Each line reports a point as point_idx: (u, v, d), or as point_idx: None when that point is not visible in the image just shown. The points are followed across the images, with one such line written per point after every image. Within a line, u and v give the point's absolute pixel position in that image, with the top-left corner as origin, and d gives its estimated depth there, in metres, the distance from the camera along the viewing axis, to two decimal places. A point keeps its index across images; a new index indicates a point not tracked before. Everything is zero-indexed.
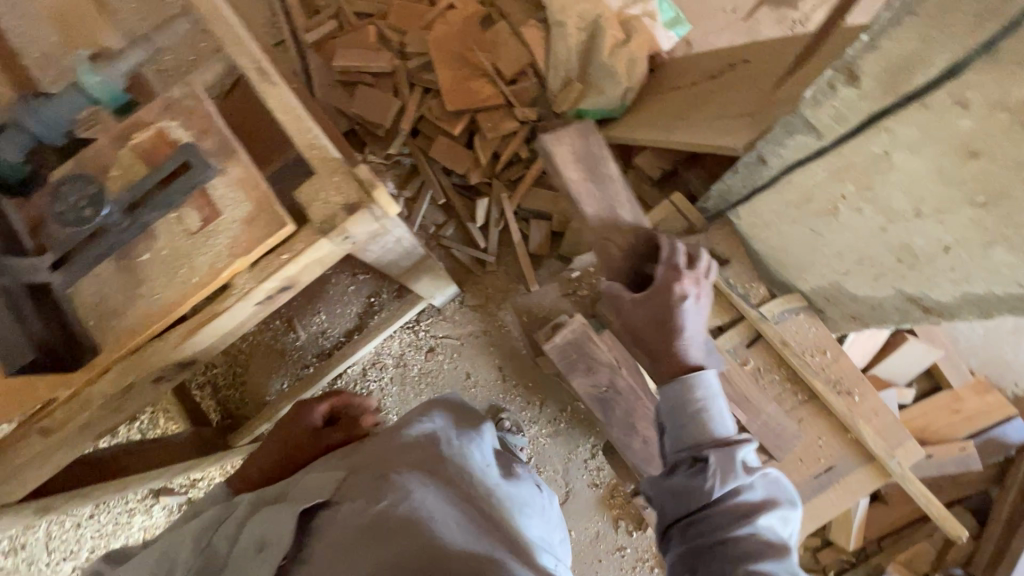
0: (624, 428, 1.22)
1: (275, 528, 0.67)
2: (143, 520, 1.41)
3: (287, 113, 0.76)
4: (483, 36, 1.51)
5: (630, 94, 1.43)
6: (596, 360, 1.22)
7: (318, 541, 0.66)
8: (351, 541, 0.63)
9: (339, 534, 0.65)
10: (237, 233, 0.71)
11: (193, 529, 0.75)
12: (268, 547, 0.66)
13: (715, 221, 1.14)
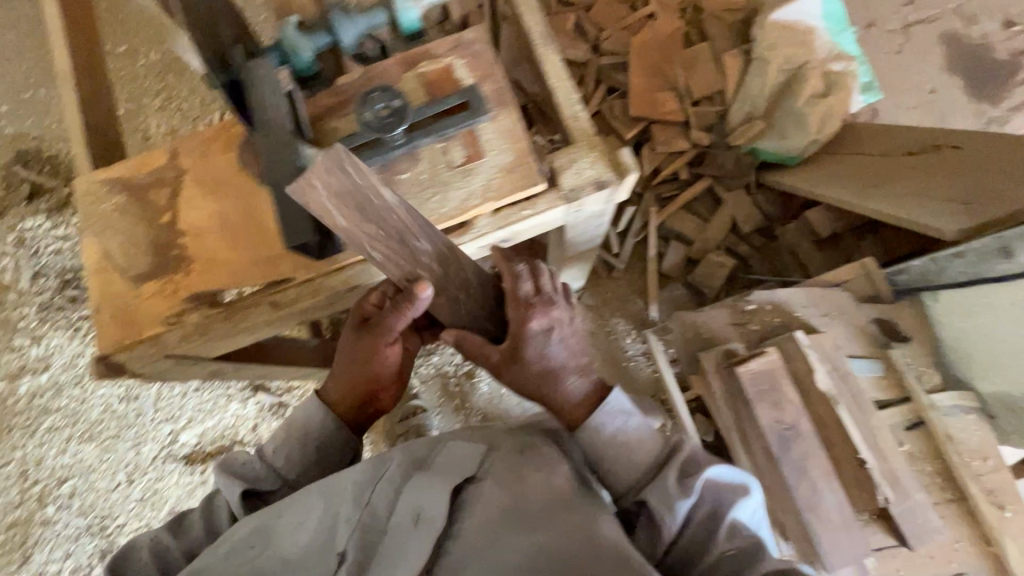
0: (796, 471, 1.00)
1: (428, 501, 0.70)
2: (236, 409, 1.41)
3: (560, 82, 0.80)
4: (680, 53, 1.53)
5: (813, 146, 1.41)
6: (785, 395, 1.03)
7: (469, 519, 0.69)
8: (506, 524, 0.66)
9: (493, 514, 0.68)
10: (494, 178, 0.75)
11: (335, 490, 0.74)
12: (422, 521, 0.68)
13: (905, 297, 1.18)
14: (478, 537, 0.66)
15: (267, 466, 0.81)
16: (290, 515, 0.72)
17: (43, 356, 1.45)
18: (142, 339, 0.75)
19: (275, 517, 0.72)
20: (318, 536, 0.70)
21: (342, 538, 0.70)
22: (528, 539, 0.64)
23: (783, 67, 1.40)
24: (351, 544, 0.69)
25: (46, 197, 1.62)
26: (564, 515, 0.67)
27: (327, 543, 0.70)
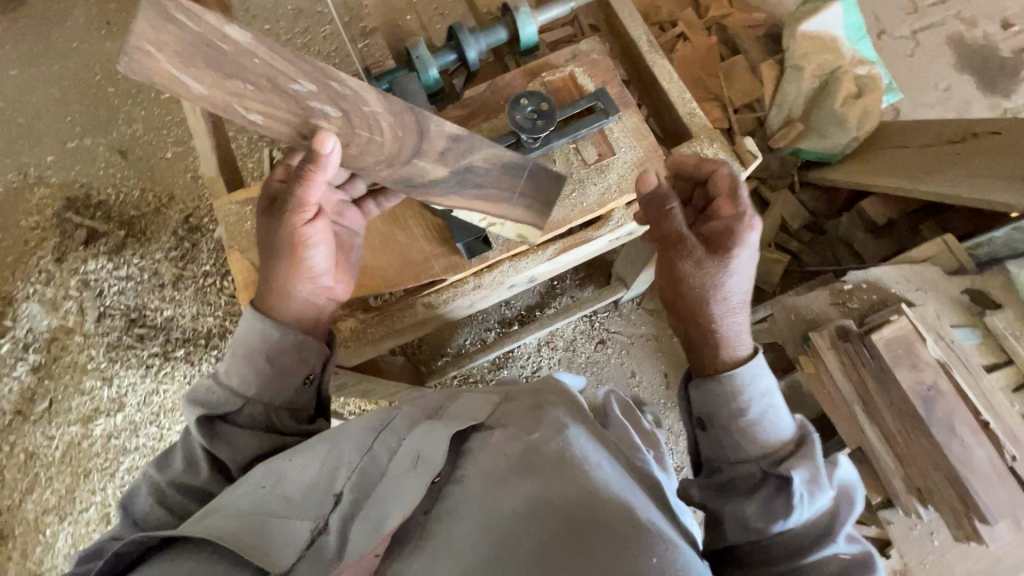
0: (944, 431, 1.05)
1: (429, 445, 0.65)
2: None
3: (672, 83, 0.87)
4: (717, 67, 1.64)
5: (854, 143, 1.50)
6: (921, 358, 1.09)
7: (471, 464, 0.66)
8: (517, 471, 0.64)
9: (500, 460, 0.65)
10: (627, 172, 0.82)
11: (339, 440, 0.68)
12: (423, 463, 0.63)
13: (987, 269, 1.22)
14: (479, 480, 0.64)
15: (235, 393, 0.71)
16: (299, 459, 0.66)
17: (116, 396, 1.44)
18: None
19: (286, 463, 0.65)
20: (315, 489, 0.63)
21: (343, 478, 0.64)
22: (525, 487, 0.61)
23: (817, 73, 1.52)
24: (351, 483, 0.63)
25: (104, 240, 1.59)
26: (577, 461, 0.65)
27: (329, 484, 0.63)
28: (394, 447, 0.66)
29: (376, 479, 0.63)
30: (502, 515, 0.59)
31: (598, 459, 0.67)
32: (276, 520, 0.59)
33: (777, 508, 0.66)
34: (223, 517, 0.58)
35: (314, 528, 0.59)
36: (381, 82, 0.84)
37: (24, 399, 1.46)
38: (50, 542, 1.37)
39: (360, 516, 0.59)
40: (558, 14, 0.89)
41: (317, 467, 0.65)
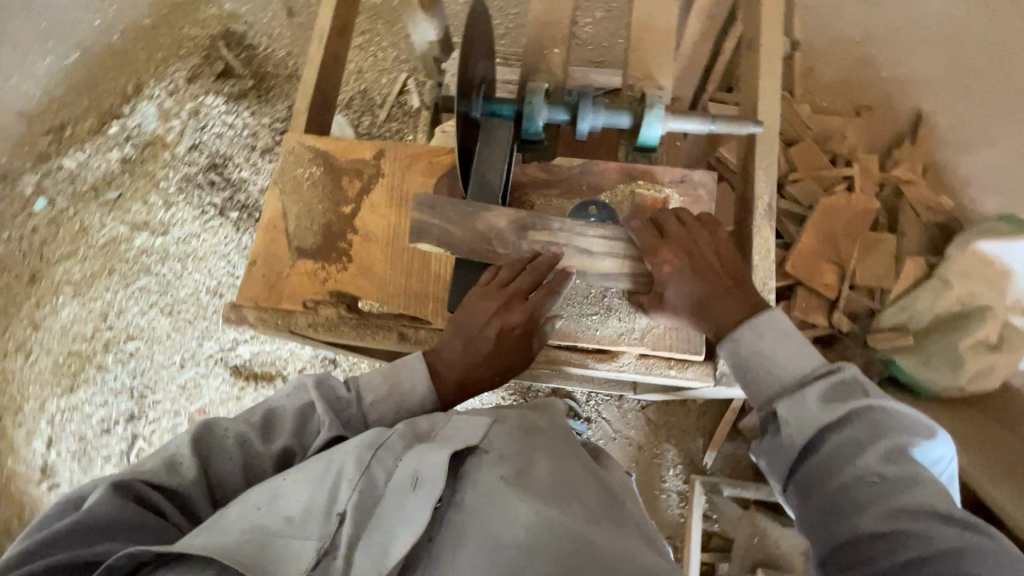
0: None
1: (428, 463, 0.57)
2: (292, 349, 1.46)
3: None
4: (862, 233, 1.44)
5: (954, 391, 1.31)
6: None
7: (471, 491, 0.58)
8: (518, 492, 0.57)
9: (496, 485, 0.58)
10: (657, 326, 0.77)
11: (337, 453, 0.59)
12: (423, 486, 0.56)
13: None
14: (478, 513, 0.56)
15: (359, 413, 0.68)
16: (296, 477, 0.57)
17: (166, 221, 1.55)
18: (277, 308, 0.78)
19: (281, 483, 0.57)
20: (317, 505, 0.54)
21: (345, 494, 0.55)
22: (527, 509, 0.55)
23: (963, 299, 1.31)
24: (354, 499, 0.55)
25: (232, 83, 1.69)
26: (572, 501, 0.59)
27: (328, 502, 0.55)
28: (398, 474, 0.57)
29: (380, 512, 0.55)
30: (505, 551, 0.53)
31: (604, 529, 0.58)
32: (280, 542, 0.52)
33: (820, 486, 0.60)
34: (225, 532, 0.51)
35: (319, 549, 0.52)
36: (483, 105, 0.79)
37: (102, 181, 1.62)
38: (56, 308, 1.50)
39: (366, 539, 0.53)
40: (694, 129, 0.80)
41: (313, 483, 0.56)
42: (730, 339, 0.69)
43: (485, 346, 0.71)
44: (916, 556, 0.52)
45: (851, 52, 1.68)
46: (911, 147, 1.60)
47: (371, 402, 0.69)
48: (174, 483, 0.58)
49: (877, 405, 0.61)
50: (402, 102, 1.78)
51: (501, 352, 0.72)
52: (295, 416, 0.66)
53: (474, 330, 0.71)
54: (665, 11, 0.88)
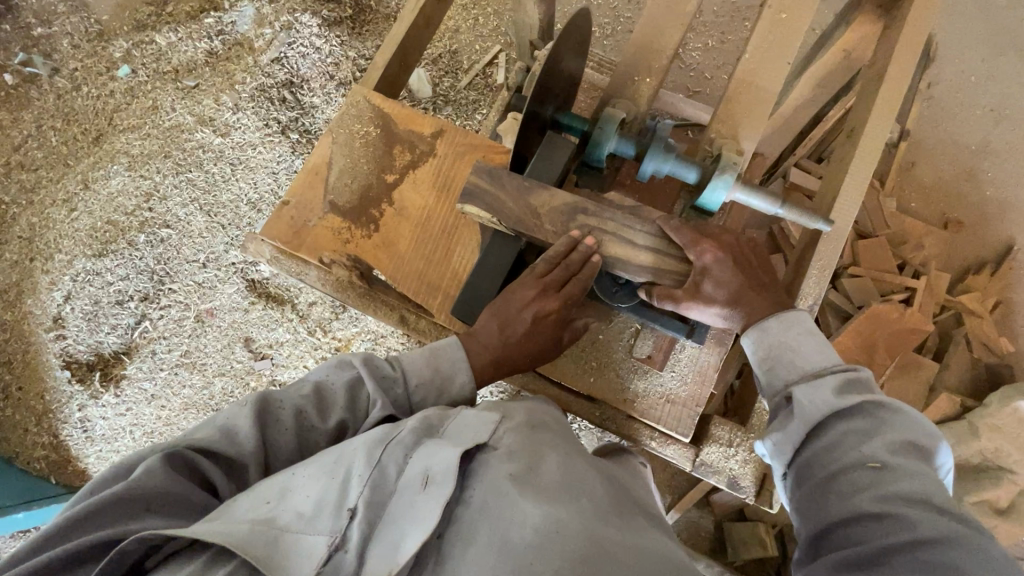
0: None
1: (436, 460, 0.55)
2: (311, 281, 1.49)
3: None
4: (902, 353, 1.36)
5: None
6: None
7: (478, 488, 0.55)
8: (522, 489, 0.54)
9: (501, 480, 0.55)
10: (652, 394, 0.74)
11: (345, 449, 0.58)
12: (433, 485, 0.53)
13: None
14: (484, 507, 0.54)
15: (403, 393, 0.67)
16: (303, 473, 0.56)
17: (230, 123, 1.58)
18: (294, 255, 0.78)
19: (291, 477, 0.56)
20: (327, 501, 0.53)
21: (355, 491, 0.54)
22: (537, 510, 0.52)
23: (983, 453, 1.25)
24: (365, 496, 0.53)
25: (331, 6, 1.68)
26: (580, 498, 0.55)
27: (339, 498, 0.53)
28: (409, 472, 0.55)
29: (393, 511, 0.53)
30: (516, 546, 0.50)
31: (622, 536, 0.53)
32: (290, 536, 0.51)
33: (824, 468, 0.57)
34: (236, 520, 0.51)
35: (330, 544, 0.50)
36: (558, 114, 0.79)
37: (184, 67, 1.66)
38: (108, 175, 1.56)
39: (378, 540, 0.51)
40: (760, 207, 0.76)
41: (328, 474, 0.55)
42: (756, 329, 0.68)
43: (519, 325, 0.68)
44: (906, 538, 0.48)
45: (960, 160, 1.57)
46: (988, 279, 1.50)
47: (414, 382, 0.68)
48: (227, 451, 0.59)
49: (894, 402, 0.59)
50: (487, 74, 1.75)
51: (535, 334, 0.69)
52: (345, 392, 0.66)
53: (508, 309, 0.69)
54: (774, 73, 0.83)
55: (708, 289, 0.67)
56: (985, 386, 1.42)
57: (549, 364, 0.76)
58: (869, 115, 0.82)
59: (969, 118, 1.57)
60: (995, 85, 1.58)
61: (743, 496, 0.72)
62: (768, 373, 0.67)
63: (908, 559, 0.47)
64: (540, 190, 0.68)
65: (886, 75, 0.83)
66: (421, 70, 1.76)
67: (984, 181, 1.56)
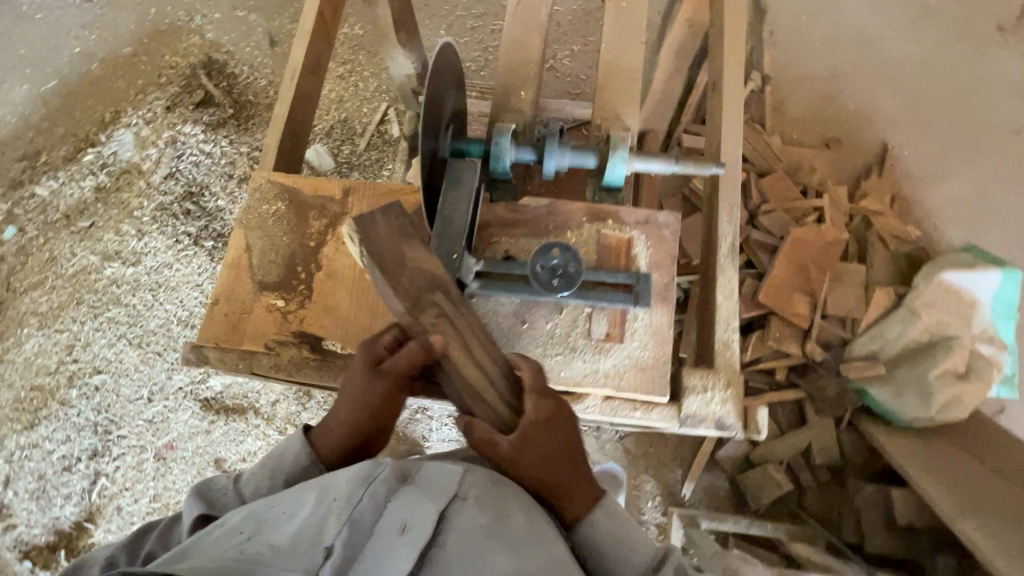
0: None
1: (413, 511, 0.58)
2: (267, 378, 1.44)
3: (728, 301, 0.77)
4: (831, 266, 1.46)
5: (926, 421, 1.31)
6: None
7: (451, 534, 0.58)
8: (495, 544, 0.58)
9: (474, 533, 0.58)
10: (624, 371, 0.73)
11: (329, 485, 0.60)
12: (410, 532, 0.57)
13: None
14: (454, 556, 0.56)
15: (236, 499, 0.69)
16: (288, 505, 0.60)
17: (138, 251, 1.53)
18: (238, 349, 0.76)
19: (272, 511, 0.60)
20: (304, 534, 0.56)
21: (332, 531, 0.56)
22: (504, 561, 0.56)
23: (930, 329, 1.34)
24: (342, 536, 0.56)
25: (211, 110, 1.74)
26: (538, 548, 0.59)
27: (318, 534, 0.56)
28: (382, 523, 0.57)
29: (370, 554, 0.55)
30: None
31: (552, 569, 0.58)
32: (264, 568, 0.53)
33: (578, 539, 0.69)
34: (210, 556, 0.54)
35: None
36: (451, 146, 0.83)
37: (75, 209, 1.62)
38: (19, 340, 1.45)
39: None
40: (658, 171, 0.81)
41: (313, 513, 0.58)
42: (584, 522, 0.67)
43: (361, 407, 0.66)
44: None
45: (818, 87, 1.75)
46: (879, 180, 1.65)
47: (246, 488, 0.69)
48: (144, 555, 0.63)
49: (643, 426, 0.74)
50: (382, 131, 1.80)
51: (385, 406, 0.66)
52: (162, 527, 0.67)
53: (350, 395, 0.66)
54: (633, 53, 0.91)
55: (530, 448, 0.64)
56: (913, 271, 1.54)
57: None
58: (726, 65, 0.91)
59: (812, 50, 1.76)
60: (822, 18, 1.78)
61: (733, 434, 0.72)
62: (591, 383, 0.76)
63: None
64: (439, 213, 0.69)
65: (724, 29, 0.93)
66: (318, 146, 1.78)
67: (843, 99, 1.74)
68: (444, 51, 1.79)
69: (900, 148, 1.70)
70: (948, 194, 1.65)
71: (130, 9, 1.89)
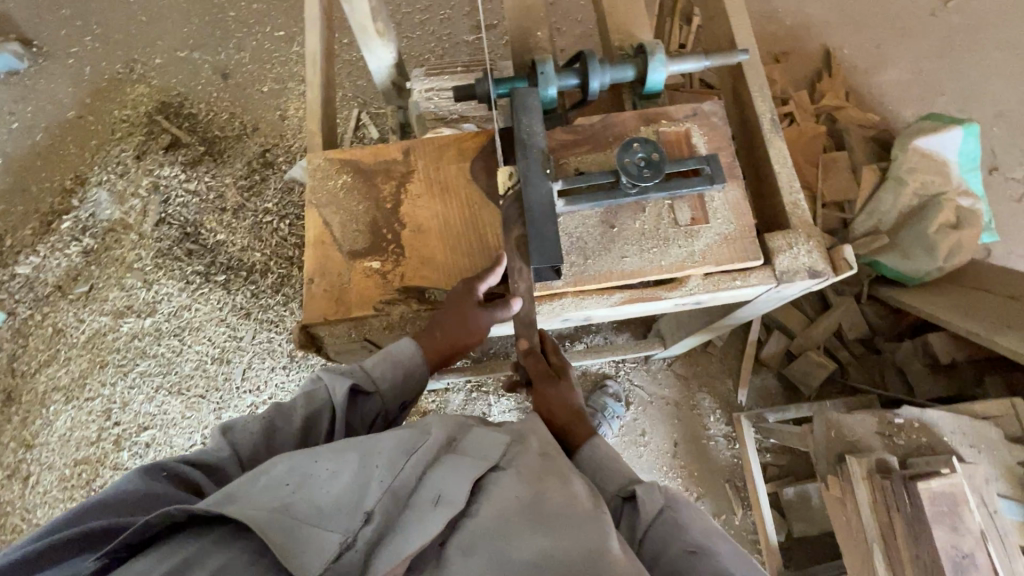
0: None
1: (449, 483, 0.57)
2: None
3: (784, 168, 0.84)
4: (819, 156, 1.61)
5: (936, 272, 1.44)
6: (998, 524, 0.95)
7: (486, 504, 0.57)
8: (527, 519, 0.56)
9: (510, 506, 0.57)
10: (717, 246, 0.78)
11: (371, 452, 0.59)
12: (443, 505, 0.55)
13: None
14: (487, 527, 0.55)
15: (366, 377, 0.73)
16: (328, 463, 0.57)
17: (151, 301, 1.51)
18: (348, 318, 0.77)
19: (311, 463, 0.57)
20: (344, 501, 0.54)
21: (373, 496, 0.55)
22: (540, 540, 0.55)
23: (918, 192, 1.47)
24: (382, 504, 0.55)
25: (184, 150, 1.64)
26: (567, 524, 0.57)
27: (357, 500, 0.55)
28: (416, 496, 0.56)
29: (403, 523, 0.54)
30: (513, 563, 0.53)
31: (586, 535, 0.57)
32: (306, 528, 0.52)
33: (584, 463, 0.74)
34: (256, 507, 0.52)
35: (341, 543, 0.52)
36: (499, 87, 0.85)
37: (67, 277, 1.55)
38: (49, 420, 1.44)
39: (385, 549, 0.52)
40: (691, 68, 0.87)
41: (352, 480, 0.56)
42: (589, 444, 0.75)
43: (454, 324, 0.74)
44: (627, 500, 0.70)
45: (756, 11, 1.89)
46: (831, 79, 1.79)
47: (376, 371, 0.73)
48: (247, 466, 0.65)
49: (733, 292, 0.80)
50: (361, 135, 1.76)
51: (474, 329, 0.73)
52: (301, 396, 0.70)
53: (453, 309, 0.74)
54: None
55: (557, 393, 0.76)
56: (885, 150, 1.68)
57: (622, 273, 0.77)
58: None
59: None
60: None
61: (826, 278, 0.79)
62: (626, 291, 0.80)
63: (700, 567, 0.62)
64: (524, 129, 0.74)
65: None
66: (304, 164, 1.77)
67: (782, 15, 1.88)
68: (402, 48, 1.80)
69: (840, 48, 1.85)
70: (893, 79, 1.82)
71: (64, 72, 1.76)
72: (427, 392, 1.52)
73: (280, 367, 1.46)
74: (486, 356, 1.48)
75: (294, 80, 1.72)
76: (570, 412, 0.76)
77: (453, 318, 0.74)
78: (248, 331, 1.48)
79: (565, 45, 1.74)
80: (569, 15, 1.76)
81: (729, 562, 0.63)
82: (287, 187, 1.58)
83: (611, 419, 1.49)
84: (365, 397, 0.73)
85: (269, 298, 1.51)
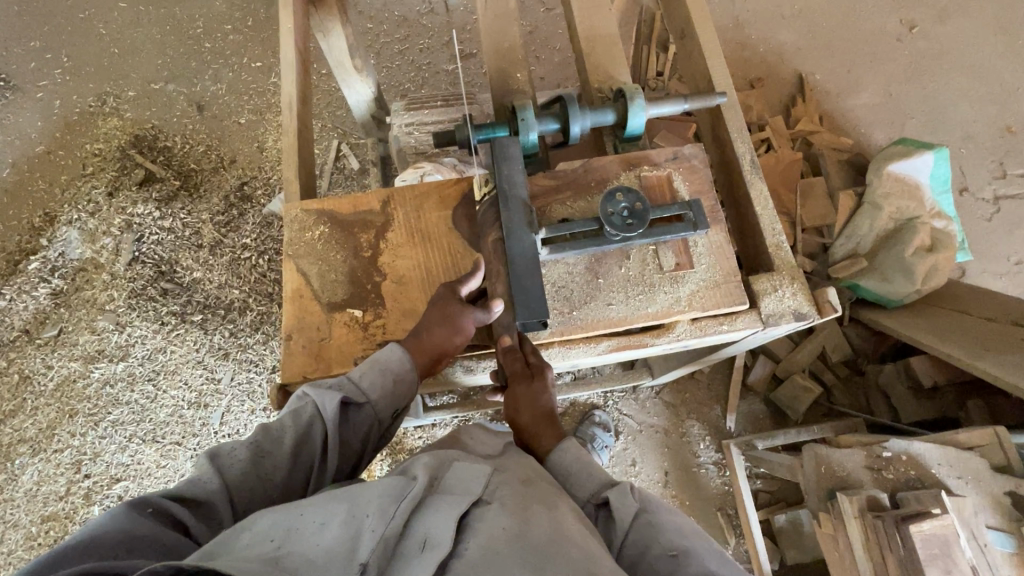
0: None
1: (436, 522, 0.54)
2: None
3: (766, 211, 0.84)
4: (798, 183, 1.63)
5: (915, 295, 1.45)
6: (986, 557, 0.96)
7: (474, 541, 0.54)
8: (518, 558, 0.53)
9: (498, 538, 0.54)
10: (702, 291, 0.78)
11: (358, 495, 0.55)
12: (430, 549, 0.52)
13: None
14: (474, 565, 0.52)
15: (356, 389, 0.69)
16: (316, 511, 0.54)
17: (123, 344, 1.47)
18: (326, 374, 0.75)
19: (297, 515, 0.53)
20: (335, 549, 0.50)
21: (366, 543, 0.51)
22: None
23: (894, 217, 1.50)
24: (377, 551, 0.51)
25: (158, 185, 1.59)
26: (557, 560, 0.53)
27: (350, 548, 0.50)
28: (403, 543, 0.53)
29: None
30: None
31: (578, 561, 0.54)
32: None
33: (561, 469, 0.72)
34: (244, 560, 0.48)
35: None
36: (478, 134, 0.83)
37: (35, 320, 1.49)
38: (14, 474, 1.40)
39: None
40: (671, 112, 0.87)
41: (342, 526, 0.52)
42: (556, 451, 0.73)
43: (439, 324, 0.71)
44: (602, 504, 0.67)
45: (730, 38, 1.93)
46: (805, 104, 1.83)
47: (365, 382, 0.70)
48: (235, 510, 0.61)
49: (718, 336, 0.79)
50: (342, 166, 1.74)
51: (460, 329, 0.71)
52: (290, 415, 0.66)
53: (437, 310, 0.72)
54: (608, 21, 0.98)
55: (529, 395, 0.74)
56: (860, 174, 1.71)
57: (608, 321, 0.77)
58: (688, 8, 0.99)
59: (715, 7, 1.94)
60: None
61: (811, 320, 0.78)
62: (614, 340, 0.79)
63: (681, 568, 0.58)
64: (507, 170, 0.73)
65: None
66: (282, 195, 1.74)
67: (755, 42, 1.92)
68: (381, 77, 1.80)
69: (812, 73, 1.90)
70: (864, 103, 1.86)
71: (32, 106, 1.71)
72: (413, 429, 1.49)
73: (259, 409, 1.43)
74: (472, 389, 1.46)
75: (271, 112, 1.69)
76: (540, 414, 0.75)
77: (436, 321, 0.71)
78: (226, 373, 1.45)
79: (544, 73, 1.75)
80: (547, 43, 1.78)
81: (710, 560, 0.59)
82: (266, 222, 1.55)
83: (601, 450, 1.47)
84: (357, 409, 0.69)
85: (246, 337, 1.47)
